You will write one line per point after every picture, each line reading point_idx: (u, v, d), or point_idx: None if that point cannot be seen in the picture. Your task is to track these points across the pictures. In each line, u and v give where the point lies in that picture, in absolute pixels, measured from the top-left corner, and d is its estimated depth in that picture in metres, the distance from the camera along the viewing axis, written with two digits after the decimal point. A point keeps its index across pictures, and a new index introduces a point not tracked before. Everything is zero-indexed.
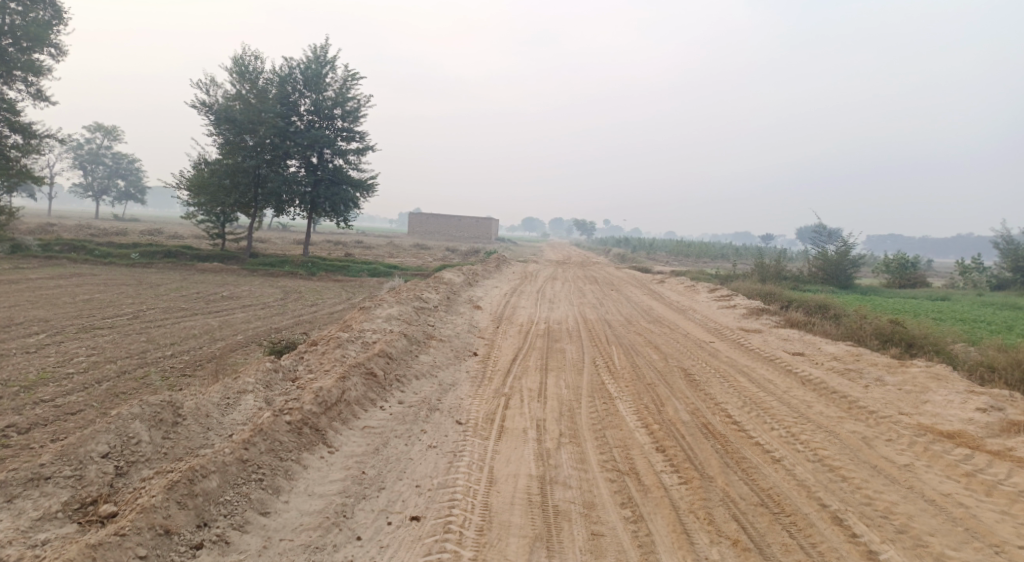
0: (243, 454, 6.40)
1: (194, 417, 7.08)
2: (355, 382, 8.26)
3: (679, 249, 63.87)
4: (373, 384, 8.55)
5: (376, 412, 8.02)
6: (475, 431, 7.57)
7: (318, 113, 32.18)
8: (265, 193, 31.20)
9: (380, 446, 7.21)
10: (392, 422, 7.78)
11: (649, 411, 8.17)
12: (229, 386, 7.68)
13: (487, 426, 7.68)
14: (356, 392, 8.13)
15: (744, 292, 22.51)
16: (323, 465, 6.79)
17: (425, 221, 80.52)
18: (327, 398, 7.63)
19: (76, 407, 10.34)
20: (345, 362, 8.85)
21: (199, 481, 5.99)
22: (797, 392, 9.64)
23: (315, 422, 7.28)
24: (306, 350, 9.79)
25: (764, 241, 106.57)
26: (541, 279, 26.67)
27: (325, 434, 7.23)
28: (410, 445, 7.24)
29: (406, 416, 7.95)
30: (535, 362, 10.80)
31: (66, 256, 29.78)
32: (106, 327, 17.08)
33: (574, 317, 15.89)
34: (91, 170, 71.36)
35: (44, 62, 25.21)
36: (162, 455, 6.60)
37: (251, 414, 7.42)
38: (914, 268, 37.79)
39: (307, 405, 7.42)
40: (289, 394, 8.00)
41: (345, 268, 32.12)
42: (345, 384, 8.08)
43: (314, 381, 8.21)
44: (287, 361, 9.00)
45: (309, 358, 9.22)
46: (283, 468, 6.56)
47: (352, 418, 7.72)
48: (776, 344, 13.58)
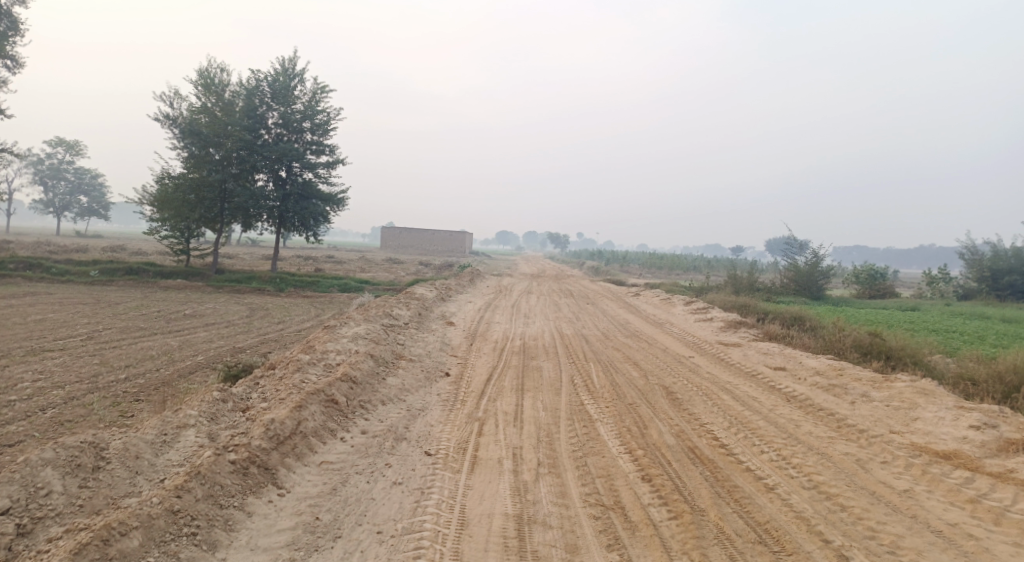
0: (174, 504, 5.76)
1: (121, 459, 6.38)
2: (312, 412, 7.62)
3: (652, 261, 64.00)
4: (334, 412, 7.94)
5: (335, 444, 7.39)
6: (444, 463, 7.00)
7: (286, 126, 31.32)
8: (232, 207, 30.34)
9: (337, 486, 6.58)
10: (352, 456, 7.16)
11: (632, 435, 7.67)
12: (166, 420, 6.97)
13: (458, 458, 7.10)
14: (313, 423, 7.49)
15: (720, 304, 22.27)
16: (271, 511, 6.14)
17: (397, 235, 79.65)
18: (279, 431, 7.01)
19: (15, 439, 9.53)
20: (303, 388, 8.20)
21: (117, 541, 5.35)
22: (783, 409, 9.26)
23: (265, 461, 6.65)
24: (261, 375, 9.12)
25: (735, 252, 107.49)
26: (516, 293, 26.21)
27: (276, 474, 6.59)
28: (372, 483, 6.63)
29: (369, 448, 7.34)
30: (510, 382, 10.26)
31: (21, 274, 28.50)
32: (58, 349, 16.12)
33: (550, 332, 15.43)
34: (52, 186, 69.30)
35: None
36: (78, 508, 5.84)
37: (190, 453, 6.71)
38: (883, 279, 38.12)
39: (256, 441, 6.77)
40: (237, 427, 7.34)
41: (315, 284, 31.29)
42: (301, 413, 7.45)
43: (267, 412, 7.56)
44: (239, 388, 8.34)
45: (264, 385, 8.56)
46: (222, 518, 5.90)
47: (309, 453, 7.10)
48: (756, 359, 13.25)
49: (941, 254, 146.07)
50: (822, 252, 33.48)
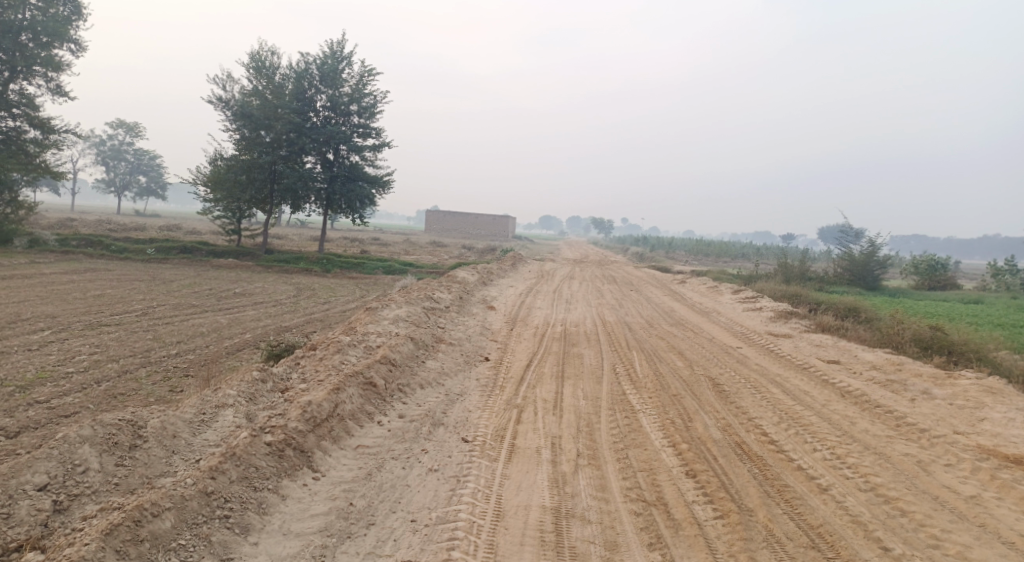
0: (207, 485, 5.76)
1: (158, 438, 6.43)
2: (350, 394, 7.59)
3: (699, 248, 62.72)
4: (371, 395, 7.90)
5: (372, 428, 7.35)
6: (482, 450, 6.88)
7: (334, 109, 31.64)
8: (281, 189, 30.82)
9: (372, 471, 6.52)
10: (389, 441, 7.10)
11: (676, 427, 7.41)
12: (204, 400, 7.03)
13: (496, 446, 6.97)
14: (351, 405, 7.47)
15: (770, 293, 21.59)
16: (305, 495, 6.12)
17: (442, 218, 80.04)
18: (316, 414, 6.99)
19: (70, 410, 9.83)
20: (341, 370, 8.18)
21: (148, 522, 5.34)
22: (837, 405, 8.83)
23: (301, 443, 6.64)
24: (302, 356, 9.17)
25: (785, 240, 104.47)
26: (559, 278, 25.94)
27: (311, 457, 6.58)
28: (407, 469, 6.55)
29: (405, 433, 7.26)
30: (550, 369, 10.07)
31: (83, 250, 29.59)
32: (114, 324, 16.64)
33: (592, 318, 15.16)
34: (113, 166, 71.81)
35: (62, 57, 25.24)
36: (112, 487, 5.89)
37: (226, 434, 6.74)
38: (944, 270, 36.47)
39: (292, 423, 6.76)
40: (275, 408, 7.36)
41: (360, 265, 31.63)
42: (338, 396, 7.42)
43: (305, 394, 7.56)
44: (278, 368, 8.39)
45: (304, 366, 8.59)
46: (256, 501, 5.90)
47: (345, 436, 7.08)
48: (808, 351, 12.74)
49: (1007, 244, 139.32)
50: (879, 241, 32.16)
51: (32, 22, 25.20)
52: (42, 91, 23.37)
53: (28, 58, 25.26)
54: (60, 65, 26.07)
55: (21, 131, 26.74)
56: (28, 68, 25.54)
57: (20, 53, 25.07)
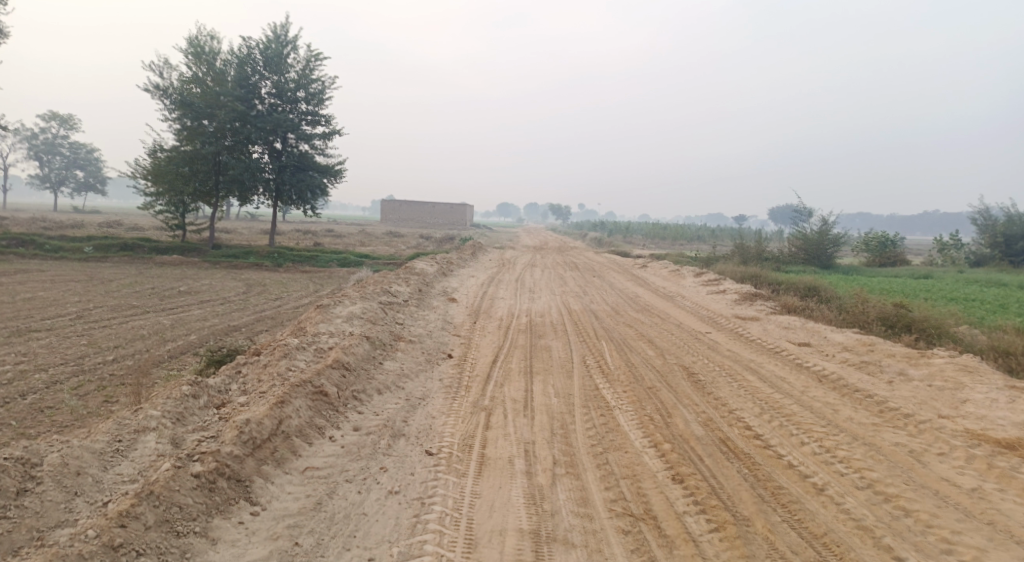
0: (115, 537, 4.95)
1: (58, 477, 5.57)
2: (297, 407, 6.86)
3: (655, 231, 62.93)
4: (322, 406, 7.18)
5: (322, 445, 6.65)
6: (448, 464, 6.26)
7: (280, 96, 30.19)
8: (227, 181, 29.42)
9: (322, 500, 5.83)
10: (341, 460, 6.40)
11: (655, 424, 6.92)
12: (120, 426, 6.16)
13: (463, 458, 6.36)
14: (298, 420, 6.75)
15: (730, 275, 21.41)
16: (241, 536, 5.38)
17: (397, 208, 78.57)
18: (255, 435, 6.26)
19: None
20: (287, 379, 7.42)
21: None
22: (817, 391, 8.50)
23: (237, 472, 5.89)
24: (243, 363, 8.37)
25: (738, 221, 106.25)
26: (520, 266, 25.38)
27: (249, 487, 5.85)
28: (363, 494, 5.88)
29: (361, 449, 6.57)
30: (518, 364, 9.47)
31: (14, 250, 27.71)
32: (44, 330, 15.36)
33: (557, 308, 14.64)
34: (47, 160, 68.08)
35: None
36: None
37: (147, 465, 5.92)
38: (894, 247, 37.17)
39: (227, 448, 6.01)
40: (207, 429, 6.57)
41: (314, 258, 30.49)
42: (282, 410, 6.69)
43: (244, 410, 6.78)
44: (216, 378, 7.60)
45: (246, 375, 7.80)
46: (178, 550, 5.11)
47: (291, 458, 6.36)
48: (778, 334, 12.48)
49: (947, 220, 144.54)
50: (831, 220, 32.50)
51: None
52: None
53: None
54: None
55: None
56: None
57: None
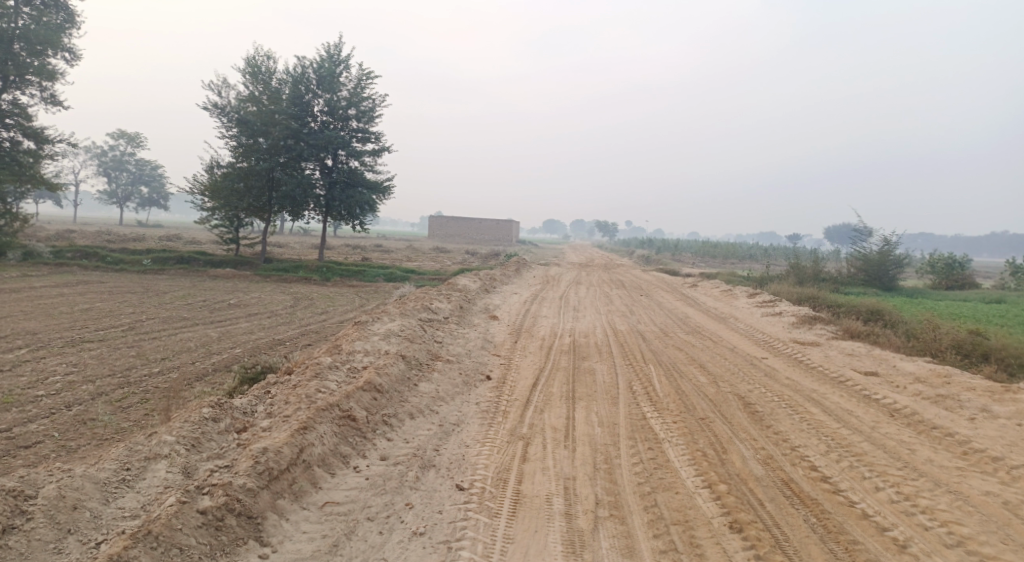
0: None
1: (51, 513, 5.35)
2: (321, 433, 6.53)
3: (705, 250, 61.47)
4: (349, 432, 6.83)
5: (346, 476, 6.28)
6: (479, 502, 5.81)
7: (332, 114, 30.54)
8: (279, 196, 29.82)
9: (339, 541, 5.44)
10: (365, 493, 6.01)
11: (708, 461, 6.33)
12: (129, 453, 5.96)
13: (495, 495, 5.90)
14: (321, 448, 6.42)
15: (785, 296, 20.44)
16: None
17: (445, 224, 79.11)
18: (272, 465, 5.94)
19: (32, 444, 8.80)
20: (314, 402, 7.10)
21: None
22: (889, 427, 7.75)
23: (249, 507, 5.56)
24: (273, 384, 8.15)
25: (791, 240, 103.20)
26: (565, 283, 24.85)
27: (261, 524, 5.51)
28: (385, 536, 5.47)
29: (386, 482, 6.17)
30: (560, 389, 8.95)
31: (77, 262, 28.68)
32: (97, 340, 15.61)
33: (602, 328, 14.09)
34: (114, 177, 70.96)
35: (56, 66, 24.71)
36: None
37: (152, 498, 5.67)
38: (962, 269, 35.19)
39: (240, 480, 5.70)
40: (223, 457, 6.30)
41: (361, 273, 30.62)
42: (304, 438, 6.37)
43: (265, 436, 6.49)
44: (241, 400, 7.39)
45: (275, 397, 7.54)
46: None
47: (309, 491, 6.02)
48: (841, 361, 11.65)
49: (1017, 241, 137.53)
50: (894, 239, 30.93)
51: (25, 31, 24.64)
52: (35, 99, 22.68)
53: (21, 67, 24.67)
54: (53, 74, 25.40)
55: (14, 142, 25.95)
56: (21, 78, 24.96)
57: (13, 63, 24.52)
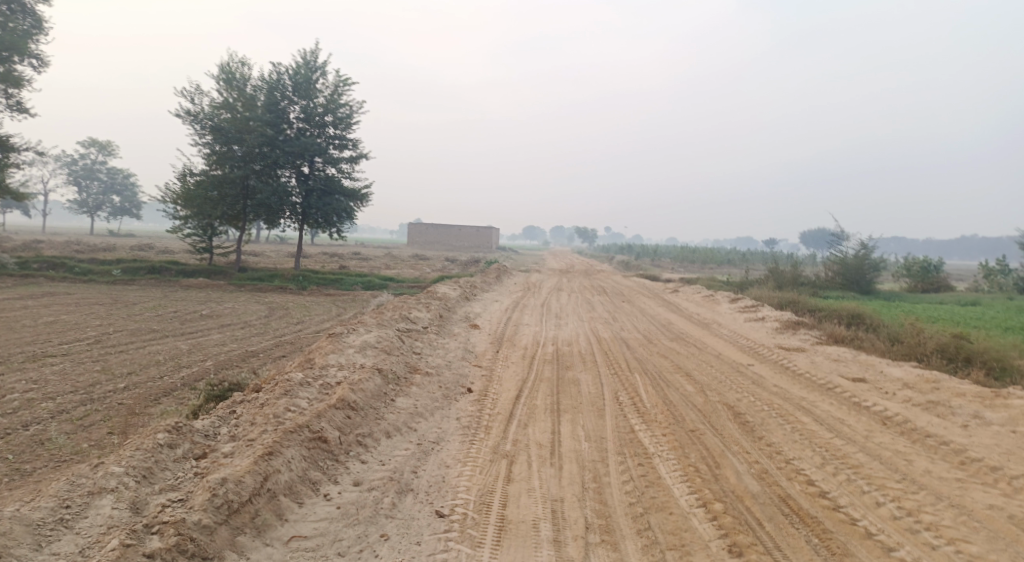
0: None
1: None
2: (288, 459, 6.11)
3: (684, 255, 61.64)
4: (318, 456, 6.41)
5: (315, 506, 5.86)
6: (460, 531, 5.44)
7: (308, 121, 29.97)
8: (254, 204, 29.21)
9: None
10: (335, 525, 5.60)
11: (701, 477, 6.03)
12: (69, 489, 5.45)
13: (478, 522, 5.53)
14: (288, 475, 6.00)
15: (767, 300, 20.31)
16: None
17: (424, 231, 78.56)
18: (232, 498, 5.49)
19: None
20: (282, 424, 6.67)
21: None
22: (882, 436, 7.53)
23: (205, 547, 5.11)
24: (239, 402, 7.71)
25: (768, 245, 104.12)
26: (546, 290, 24.55)
27: None
28: None
29: (358, 511, 5.76)
30: (544, 401, 8.60)
31: (44, 273, 27.74)
32: (61, 355, 14.95)
33: (585, 335, 13.80)
34: (85, 185, 69.53)
35: (22, 72, 24.00)
36: None
37: (93, 540, 5.17)
38: (937, 272, 35.53)
39: (195, 516, 5.24)
40: (177, 489, 5.83)
41: (338, 281, 30.05)
42: (269, 465, 5.93)
43: (226, 464, 6.03)
44: (201, 422, 6.94)
45: (240, 418, 7.09)
46: None
47: (274, 524, 5.58)
48: (828, 367, 11.47)
49: (986, 244, 140.26)
50: (871, 243, 31.10)
51: None
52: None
53: None
54: (19, 80, 24.64)
55: None
56: None
57: None
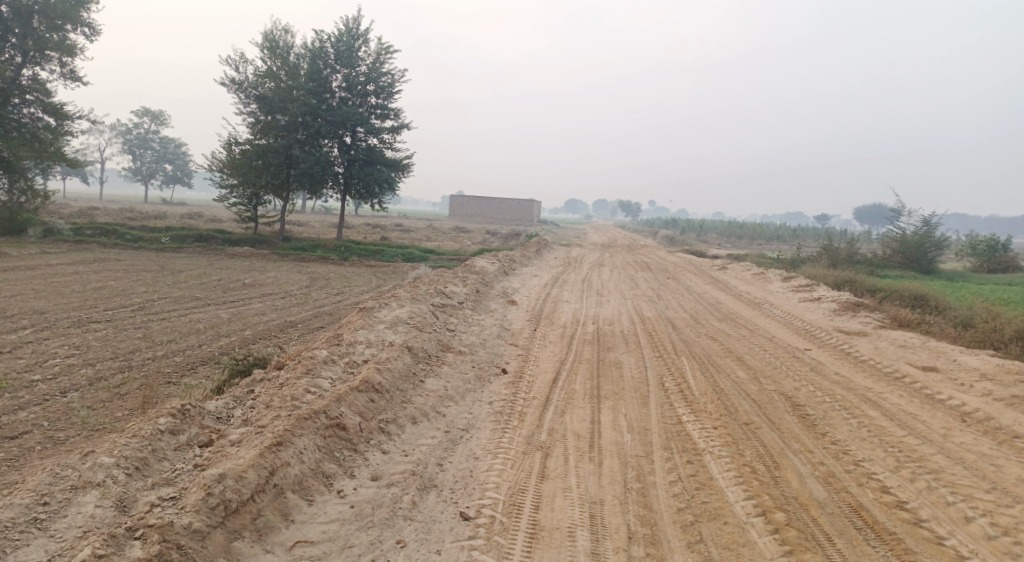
0: None
1: None
2: (300, 450, 5.75)
3: (731, 230, 59.78)
4: (333, 447, 6.02)
5: (325, 505, 5.43)
6: (486, 538, 4.96)
7: (350, 90, 29.49)
8: (298, 174, 29.10)
9: None
10: (347, 528, 5.17)
11: (759, 480, 5.48)
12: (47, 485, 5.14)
13: (507, 528, 5.06)
14: (298, 469, 5.62)
15: (821, 279, 19.19)
16: None
17: (466, 203, 78.12)
18: (230, 498, 5.09)
19: (17, 436, 8.12)
20: (297, 410, 6.31)
21: None
22: (963, 436, 6.75)
23: (196, 554, 4.70)
24: (258, 383, 7.46)
25: (819, 221, 100.73)
26: (588, 265, 23.82)
27: None
28: None
29: (371, 512, 5.31)
30: (583, 385, 8.04)
31: (96, 239, 28.24)
32: (104, 321, 14.99)
33: (627, 314, 13.13)
34: (139, 155, 71.14)
35: (76, 42, 24.15)
36: None
37: (69, 540, 4.83)
38: (1004, 252, 33.45)
39: (185, 518, 4.85)
40: (171, 484, 5.48)
41: (380, 252, 29.87)
42: (275, 459, 5.54)
43: (230, 457, 5.68)
44: (213, 405, 6.71)
45: (256, 405, 6.79)
46: None
47: (278, 527, 5.17)
48: (893, 354, 10.59)
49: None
50: (934, 220, 29.28)
51: (44, 5, 24.05)
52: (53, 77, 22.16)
53: (40, 43, 24.14)
54: (72, 49, 24.83)
55: (33, 118, 25.47)
56: (41, 53, 24.45)
57: (32, 39, 24.00)
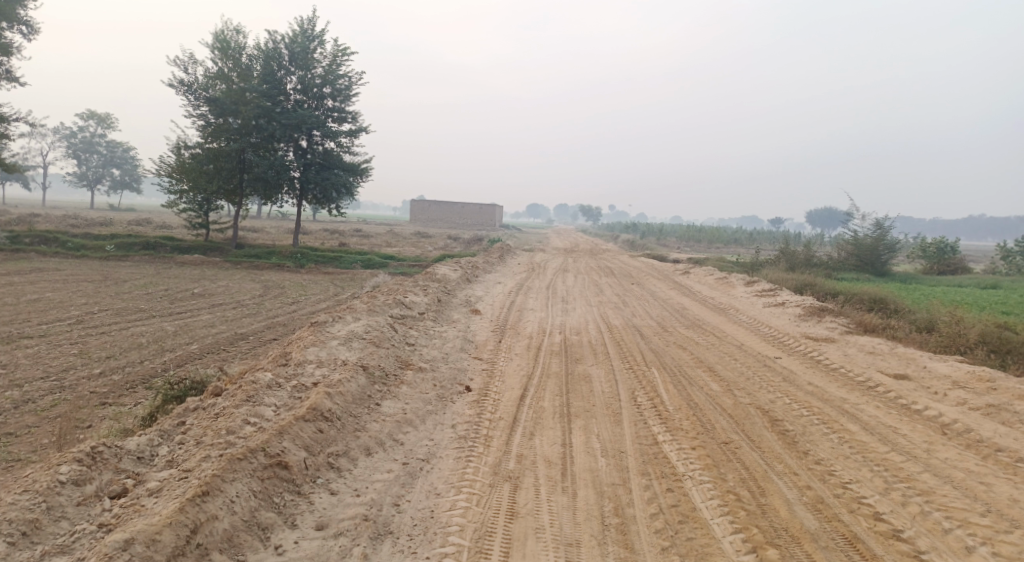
0: None
1: None
2: (228, 500, 5.12)
3: (690, 233, 60.23)
4: (269, 493, 5.41)
5: None
6: None
7: (306, 92, 28.60)
8: (251, 178, 27.98)
9: None
10: None
11: (746, 509, 5.14)
12: None
13: None
14: (226, 523, 5.00)
15: (783, 283, 19.12)
16: None
17: (427, 208, 77.17)
18: None
19: None
20: (230, 449, 5.67)
21: None
22: (947, 449, 6.53)
23: None
24: (191, 413, 6.78)
25: (775, 224, 102.86)
26: (551, 271, 23.44)
27: None
28: None
29: None
30: (552, 403, 7.55)
31: (35, 248, 26.68)
32: (37, 337, 13.89)
33: (594, 322, 12.73)
34: (84, 159, 68.27)
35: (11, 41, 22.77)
36: None
37: None
38: (953, 254, 34.24)
39: None
40: (68, 552, 4.81)
41: (337, 259, 28.97)
42: (197, 515, 4.90)
43: (145, 512, 5.02)
44: (133, 444, 6.02)
45: (185, 442, 6.12)
46: None
47: None
48: (864, 361, 10.41)
49: (995, 224, 138.27)
50: (888, 224, 29.75)
51: None
52: None
53: None
54: (8, 48, 23.42)
55: None
56: None
57: None
